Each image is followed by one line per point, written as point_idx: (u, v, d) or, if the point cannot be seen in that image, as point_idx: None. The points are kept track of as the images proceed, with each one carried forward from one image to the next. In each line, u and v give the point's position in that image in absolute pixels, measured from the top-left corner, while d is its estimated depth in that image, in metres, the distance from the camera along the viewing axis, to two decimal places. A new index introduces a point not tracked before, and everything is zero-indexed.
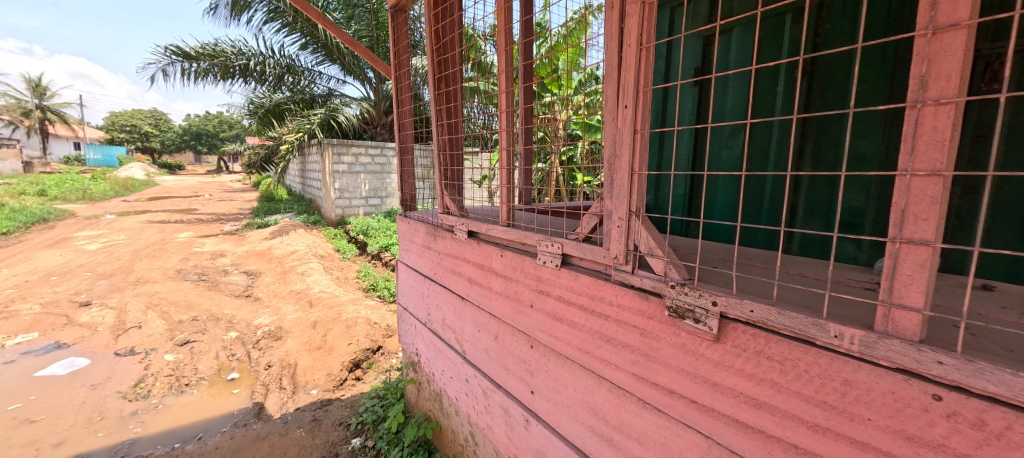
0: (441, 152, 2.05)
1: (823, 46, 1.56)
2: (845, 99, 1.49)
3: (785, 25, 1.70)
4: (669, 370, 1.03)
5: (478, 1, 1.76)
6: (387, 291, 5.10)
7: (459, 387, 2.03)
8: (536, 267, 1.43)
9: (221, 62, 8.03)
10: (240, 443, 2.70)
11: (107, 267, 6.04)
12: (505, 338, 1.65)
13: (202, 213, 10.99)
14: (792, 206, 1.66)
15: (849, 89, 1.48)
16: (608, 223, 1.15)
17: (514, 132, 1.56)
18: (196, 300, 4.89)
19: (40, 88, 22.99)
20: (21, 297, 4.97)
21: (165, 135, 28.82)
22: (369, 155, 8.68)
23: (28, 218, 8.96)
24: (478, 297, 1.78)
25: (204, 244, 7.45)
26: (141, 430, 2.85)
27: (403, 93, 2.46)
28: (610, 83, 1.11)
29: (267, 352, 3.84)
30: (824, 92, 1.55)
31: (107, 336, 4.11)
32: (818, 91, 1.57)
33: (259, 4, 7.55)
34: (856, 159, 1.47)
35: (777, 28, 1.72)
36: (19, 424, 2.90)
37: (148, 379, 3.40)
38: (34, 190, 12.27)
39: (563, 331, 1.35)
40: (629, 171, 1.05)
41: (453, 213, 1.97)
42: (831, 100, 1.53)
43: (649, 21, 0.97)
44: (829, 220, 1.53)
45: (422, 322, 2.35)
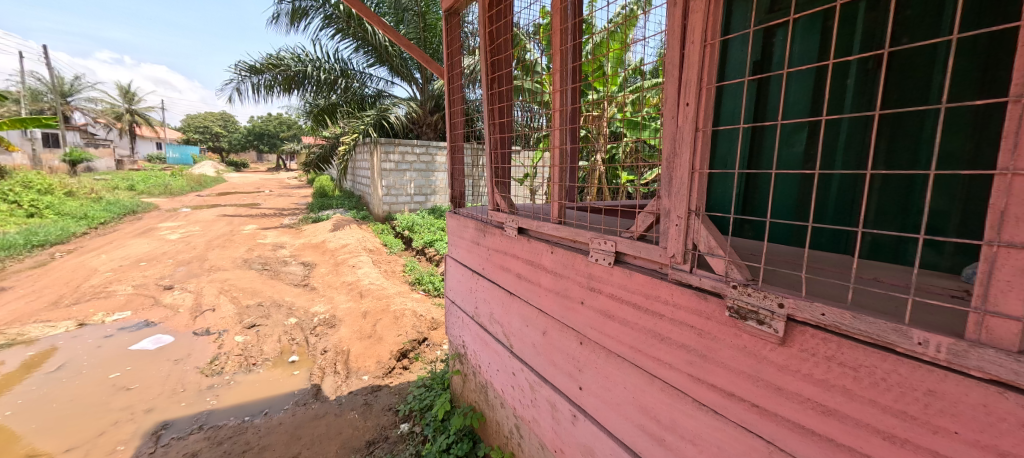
0: (493, 151, 2.11)
1: (901, 35, 1.44)
2: (926, 93, 1.38)
3: (857, 14, 1.59)
4: (728, 372, 1.02)
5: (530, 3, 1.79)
6: (432, 285, 5.29)
7: (505, 380, 2.08)
8: (588, 264, 1.44)
9: (283, 69, 8.65)
10: (300, 420, 2.92)
11: (186, 255, 6.70)
12: (553, 334, 1.68)
13: (264, 207, 11.91)
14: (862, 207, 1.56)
15: (931, 81, 1.37)
16: (665, 222, 1.14)
17: (568, 130, 1.59)
18: (261, 287, 5.32)
19: (130, 95, 25.95)
20: (117, 279, 5.64)
21: (232, 136, 31.40)
22: (415, 154, 9.01)
23: (120, 210, 10.12)
24: (527, 293, 1.82)
25: (265, 236, 8.07)
26: (217, 402, 3.16)
27: (455, 93, 2.55)
28: (669, 81, 1.11)
29: (323, 338, 4.12)
30: (902, 83, 1.45)
31: (187, 317, 4.57)
32: (897, 83, 1.46)
33: (317, 11, 8.02)
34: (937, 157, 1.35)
35: (849, 16, 1.62)
36: (118, 391, 3.31)
37: (222, 357, 3.76)
38: (125, 185, 13.87)
39: (613, 328, 1.36)
40: (689, 170, 1.04)
41: (503, 210, 2.02)
42: (913, 92, 1.42)
43: (714, 17, 0.96)
44: (904, 222, 1.43)
45: (469, 315, 2.43)
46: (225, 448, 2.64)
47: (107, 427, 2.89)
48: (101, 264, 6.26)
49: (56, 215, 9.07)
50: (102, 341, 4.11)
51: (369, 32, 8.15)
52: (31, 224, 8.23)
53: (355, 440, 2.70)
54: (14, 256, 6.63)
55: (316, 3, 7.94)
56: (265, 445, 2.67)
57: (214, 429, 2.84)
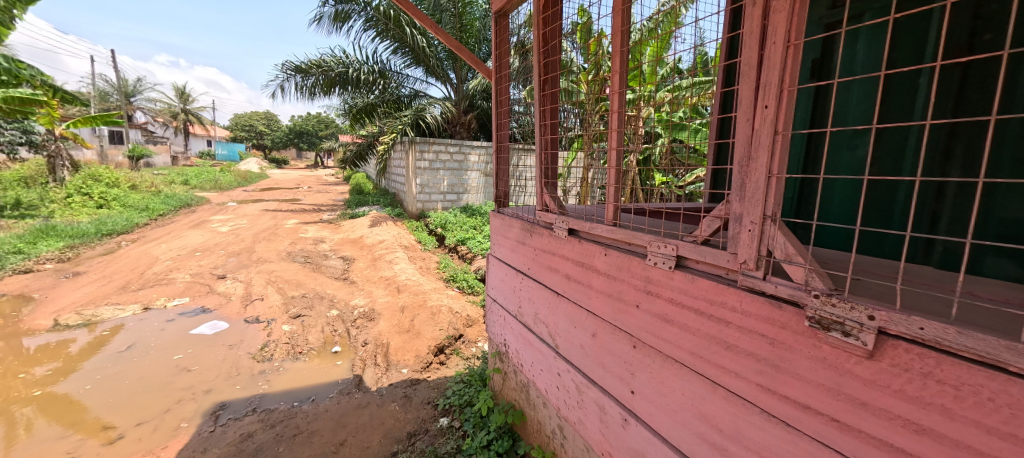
0: (543, 151, 2.11)
1: (983, 30, 1.34)
2: (1009, 94, 1.28)
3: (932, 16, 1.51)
4: (804, 384, 0.98)
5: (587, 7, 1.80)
6: (466, 283, 5.36)
7: (549, 380, 2.09)
8: (645, 267, 1.43)
9: (326, 71, 9.01)
10: (345, 408, 3.04)
11: (235, 247, 7.10)
12: (603, 336, 1.67)
13: (304, 203, 12.44)
14: (933, 214, 1.46)
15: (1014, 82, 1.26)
16: (736, 227, 1.11)
17: (624, 133, 1.57)
18: (305, 279, 5.58)
19: (185, 96, 27.80)
20: (176, 267, 6.05)
21: (275, 135, 33.01)
22: (449, 153, 9.17)
23: (177, 203, 10.84)
24: (576, 294, 1.82)
25: (307, 230, 8.43)
26: (269, 387, 3.35)
27: (503, 95, 2.58)
28: (745, 83, 1.08)
29: (363, 331, 4.26)
30: (982, 82, 1.34)
31: (239, 305, 4.86)
32: (977, 83, 1.35)
33: (358, 13, 8.29)
34: (1019, 163, 1.25)
35: (923, 16, 1.54)
36: (180, 372, 3.56)
37: (271, 344, 3.96)
38: (181, 180, 14.85)
39: (670, 333, 1.34)
40: (763, 175, 1.02)
41: (552, 211, 2.04)
42: (994, 93, 1.31)
43: (799, 16, 0.92)
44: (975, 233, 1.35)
45: (512, 314, 2.45)
46: (278, 431, 2.79)
47: (171, 405, 3.12)
48: (162, 253, 6.74)
49: (121, 206, 9.83)
50: (166, 324, 4.43)
51: (407, 33, 8.35)
52: (102, 215, 8.96)
53: (397, 431, 2.78)
54: (87, 244, 7.25)
55: (358, 6, 8.21)
56: (313, 430, 2.80)
57: (267, 412, 3.01)
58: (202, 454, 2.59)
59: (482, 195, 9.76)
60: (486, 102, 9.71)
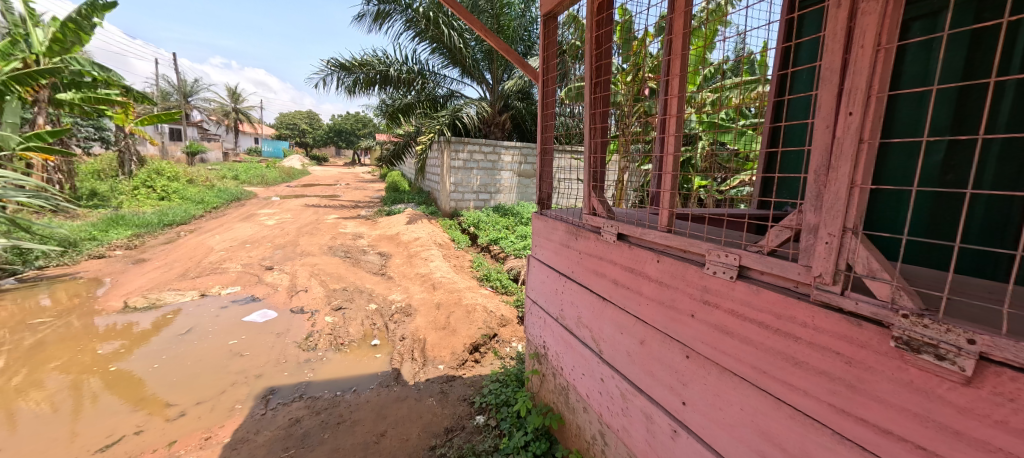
0: (592, 155, 2.10)
1: None
2: None
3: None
4: (885, 407, 0.93)
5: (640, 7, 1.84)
6: (500, 282, 5.40)
7: (591, 385, 2.07)
8: (703, 276, 1.38)
9: (367, 71, 9.29)
10: (385, 401, 3.14)
11: (280, 240, 7.47)
12: (653, 344, 1.64)
13: (343, 199, 12.93)
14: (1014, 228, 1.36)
15: None
16: (811, 238, 1.06)
17: (682, 138, 1.52)
18: (345, 273, 5.80)
19: (236, 96, 29.50)
20: (229, 257, 6.44)
21: (315, 133, 34.46)
22: (482, 153, 9.29)
23: (229, 197, 11.54)
24: (624, 300, 1.79)
25: (346, 226, 8.76)
26: (314, 375, 3.51)
27: (549, 96, 2.58)
28: (826, 88, 1.03)
29: (401, 325, 4.38)
30: None
31: (285, 295, 5.12)
32: None
33: (399, 14, 8.51)
34: None
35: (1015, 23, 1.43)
36: (233, 356, 3.79)
37: (315, 334, 4.15)
38: (231, 175, 15.82)
39: (729, 345, 1.31)
40: (845, 186, 0.97)
41: (600, 214, 2.03)
42: None
43: (893, 19, 0.87)
44: None
45: (553, 317, 2.44)
46: (323, 418, 2.91)
47: (226, 387, 3.32)
48: (216, 244, 7.20)
49: (180, 199, 10.59)
50: (220, 311, 4.73)
51: (445, 34, 8.47)
52: (164, 206, 9.68)
53: (435, 426, 2.84)
54: (151, 233, 7.85)
55: (399, 7, 8.42)
56: (356, 419, 2.90)
57: (313, 399, 3.16)
58: (254, 435, 2.74)
59: (515, 195, 9.81)
60: (521, 103, 9.74)
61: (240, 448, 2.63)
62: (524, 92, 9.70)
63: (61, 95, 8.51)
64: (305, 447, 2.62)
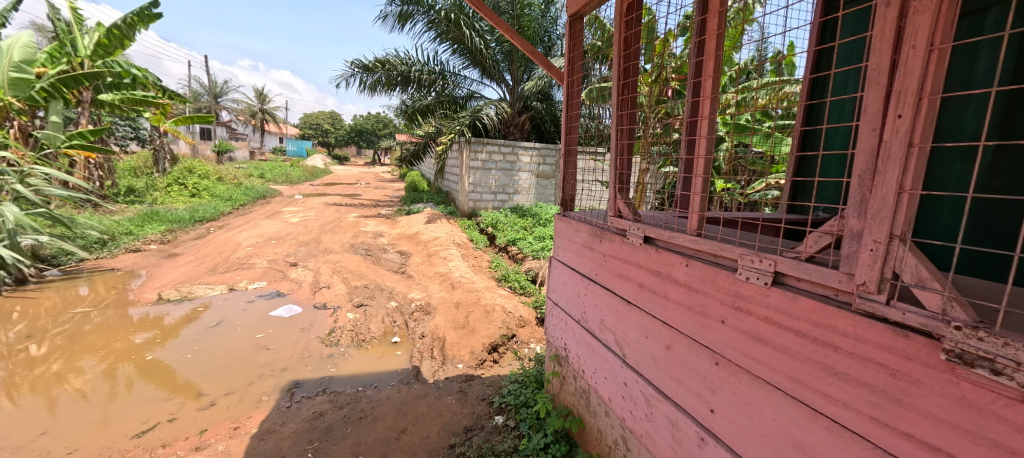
0: (618, 156, 2.08)
1: None
2: None
3: None
4: (933, 422, 0.89)
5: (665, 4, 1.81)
6: (518, 283, 5.41)
7: (613, 389, 2.05)
8: (734, 281, 1.36)
9: (389, 71, 9.44)
10: (406, 397, 3.18)
11: (304, 237, 7.67)
12: (679, 349, 1.61)
13: (364, 198, 13.18)
14: None
15: None
16: (855, 246, 1.02)
17: (714, 140, 1.49)
18: (366, 271, 5.91)
19: (263, 97, 30.40)
20: (255, 253, 6.65)
21: (337, 133, 35.23)
22: (501, 153, 9.31)
23: (255, 195, 11.91)
24: (650, 304, 1.77)
25: (367, 224, 8.92)
26: (337, 370, 3.59)
27: (574, 97, 2.58)
28: (873, 90, 1.00)
29: (420, 323, 4.44)
30: None
31: (309, 291, 5.24)
32: None
33: (421, 15, 8.61)
34: None
35: None
36: (260, 349, 3.90)
37: (337, 330, 4.24)
38: (257, 174, 16.33)
39: (761, 352, 1.28)
40: (892, 191, 0.93)
41: (625, 217, 2.01)
42: None
43: (948, 18, 0.84)
44: None
45: (575, 319, 2.43)
46: (346, 413, 2.97)
47: (254, 379, 3.43)
48: (243, 240, 7.44)
49: (210, 196, 10.98)
50: (247, 305, 4.89)
51: (466, 35, 8.53)
52: (194, 203, 10.05)
53: (454, 424, 2.86)
54: (183, 229, 8.17)
55: (421, 8, 8.52)
56: (377, 415, 2.95)
57: (336, 393, 3.23)
58: (280, 427, 2.82)
59: (533, 196, 9.80)
60: (541, 103, 9.74)
61: (266, 439, 2.70)
62: (544, 93, 9.70)
63: (102, 96, 8.94)
64: (329, 440, 2.68)
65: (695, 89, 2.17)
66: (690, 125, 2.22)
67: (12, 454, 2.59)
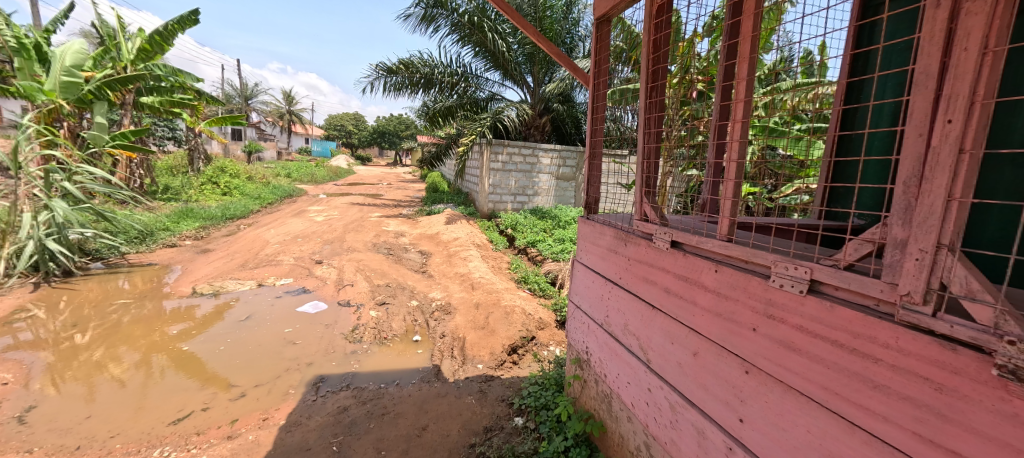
0: (644, 159, 2.07)
1: None
2: None
3: None
4: (981, 439, 0.86)
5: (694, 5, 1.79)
6: (538, 285, 5.42)
7: (637, 394, 2.03)
8: (767, 289, 1.33)
9: (412, 73, 9.60)
10: (427, 395, 3.23)
11: (329, 235, 7.88)
12: (707, 356, 1.59)
13: (386, 198, 13.42)
14: None
15: None
16: (899, 254, 0.99)
17: (747, 144, 1.47)
18: (388, 270, 6.02)
19: (290, 99, 31.40)
20: (283, 251, 6.87)
21: (360, 134, 36.03)
22: (521, 155, 9.33)
23: (282, 194, 12.30)
24: (676, 309, 1.75)
25: (389, 224, 9.09)
26: (360, 366, 3.67)
27: (600, 100, 2.58)
28: (919, 95, 0.97)
29: (441, 323, 4.49)
30: None
31: (333, 289, 5.38)
32: None
33: (444, 18, 8.72)
34: None
35: None
36: (287, 343, 4.03)
37: (361, 328, 4.34)
38: (285, 173, 16.87)
39: (796, 362, 1.25)
40: (940, 199, 0.90)
41: (652, 221, 1.99)
42: None
43: (1004, 20, 0.80)
44: None
45: (598, 323, 2.42)
46: (369, 408, 3.04)
47: (281, 372, 3.55)
48: (272, 237, 7.70)
49: (240, 194, 11.41)
50: (275, 300, 5.06)
51: (489, 38, 8.60)
52: (226, 201, 10.47)
53: (474, 424, 2.89)
54: (215, 226, 8.52)
55: (444, 11, 8.63)
56: (399, 412, 3.01)
57: (360, 389, 3.31)
58: (307, 420, 2.91)
59: (553, 198, 9.78)
60: (562, 105, 9.73)
61: (293, 431, 2.79)
62: (565, 95, 9.68)
63: (144, 99, 9.43)
64: (353, 435, 2.75)
65: (725, 92, 2.14)
66: (719, 129, 2.19)
67: (61, 435, 2.75)
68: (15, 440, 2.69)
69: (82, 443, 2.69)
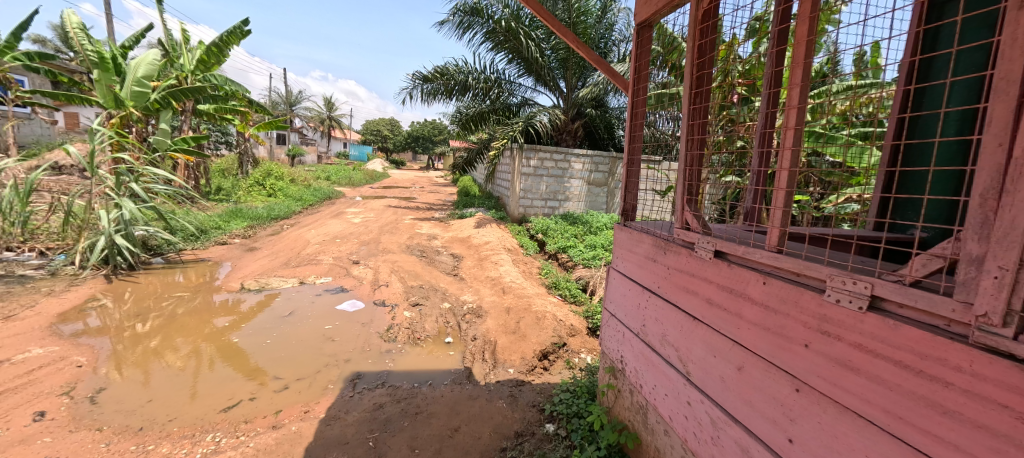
0: (687, 167, 2.04)
1: None
2: None
3: None
4: None
5: (741, 9, 1.75)
6: (568, 291, 5.38)
7: (675, 407, 1.98)
8: (821, 304, 1.27)
9: (446, 80, 9.82)
10: (458, 397, 3.27)
11: (366, 237, 8.16)
12: (753, 371, 1.53)
13: (418, 201, 13.74)
14: None
15: None
16: (973, 272, 0.92)
17: (799, 152, 1.42)
18: (422, 272, 6.17)
19: (331, 106, 32.86)
20: (323, 250, 7.18)
21: (395, 139, 37.15)
22: (553, 160, 9.32)
23: (322, 196, 12.88)
24: (720, 322, 1.70)
25: (422, 226, 9.30)
26: (394, 365, 3.77)
27: (639, 107, 2.56)
28: (999, 101, 0.90)
29: (472, 326, 4.55)
30: None
31: (369, 288, 5.57)
32: None
33: (480, 25, 8.88)
34: None
35: None
36: (326, 340, 4.20)
37: (395, 327, 4.45)
38: (324, 176, 17.64)
39: (853, 382, 1.19)
40: (1021, 213, 0.83)
41: (694, 229, 1.95)
42: None
43: None
44: None
45: (633, 332, 2.38)
46: (403, 407, 3.11)
47: (321, 367, 3.70)
48: (312, 237, 8.07)
49: (284, 196, 12.03)
50: (316, 298, 5.29)
51: (523, 44, 8.69)
52: (271, 202, 11.07)
53: (505, 428, 2.90)
54: (261, 226, 9.02)
55: (480, 19, 8.78)
56: (432, 411, 3.06)
57: (394, 388, 3.40)
58: (345, 414, 3.02)
59: (584, 204, 9.69)
60: (595, 110, 9.65)
61: (333, 424, 2.91)
62: (598, 100, 9.60)
63: (201, 106, 10.15)
64: (387, 432, 2.82)
65: (772, 98, 2.07)
66: (765, 135, 2.12)
67: (127, 416, 2.99)
68: (88, 418, 2.94)
69: (144, 425, 2.91)
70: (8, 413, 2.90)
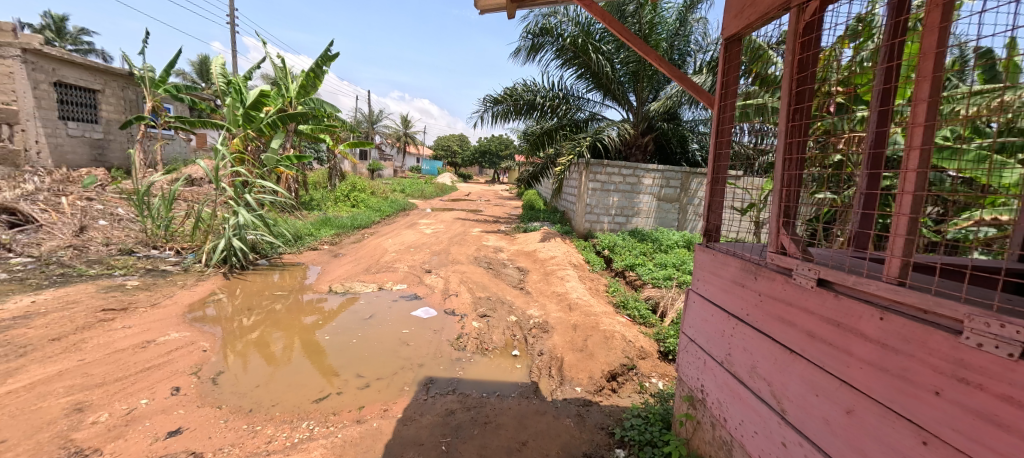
0: (782, 187, 1.92)
1: None
2: None
3: None
4: None
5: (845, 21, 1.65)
6: (638, 311, 5.18)
7: (767, 448, 1.82)
8: (955, 346, 1.12)
9: (515, 98, 10.13)
10: (526, 410, 3.30)
11: (437, 247, 8.61)
12: (867, 416, 1.37)
13: (485, 214, 14.20)
14: None
15: None
16: None
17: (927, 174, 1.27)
18: (489, 284, 6.35)
19: (407, 124, 35.36)
20: (399, 259, 7.70)
21: (463, 154, 38.86)
22: (621, 175, 9.10)
23: (398, 208, 13.88)
24: (823, 357, 1.55)
25: (488, 239, 9.59)
26: (464, 373, 3.91)
27: (725, 123, 2.45)
28: None
29: (539, 340, 4.56)
30: None
31: (440, 297, 5.85)
32: None
33: (550, 44, 9.11)
34: None
35: None
36: (402, 344, 4.48)
37: (465, 337, 4.62)
38: (400, 189, 18.99)
39: (1000, 440, 1.03)
40: None
41: (792, 255, 1.81)
42: None
43: None
44: None
45: (717, 361, 2.24)
46: (473, 415, 3.21)
47: (397, 370, 3.95)
48: (390, 246, 8.70)
49: (365, 207, 13.14)
50: (393, 303, 5.68)
51: (592, 59, 8.70)
52: (355, 213, 12.18)
53: (573, 448, 2.86)
54: (346, 234, 9.93)
55: (551, 38, 9.02)
56: (500, 422, 3.12)
57: (464, 395, 3.53)
58: (419, 416, 3.20)
59: (654, 220, 9.32)
60: (667, 124, 9.34)
61: (409, 425, 3.09)
62: (671, 113, 9.27)
63: (302, 127, 11.54)
64: (459, 438, 2.93)
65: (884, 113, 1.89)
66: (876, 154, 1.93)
67: (240, 398, 3.45)
68: (211, 397, 3.44)
69: (253, 407, 3.32)
70: (154, 386, 3.50)
